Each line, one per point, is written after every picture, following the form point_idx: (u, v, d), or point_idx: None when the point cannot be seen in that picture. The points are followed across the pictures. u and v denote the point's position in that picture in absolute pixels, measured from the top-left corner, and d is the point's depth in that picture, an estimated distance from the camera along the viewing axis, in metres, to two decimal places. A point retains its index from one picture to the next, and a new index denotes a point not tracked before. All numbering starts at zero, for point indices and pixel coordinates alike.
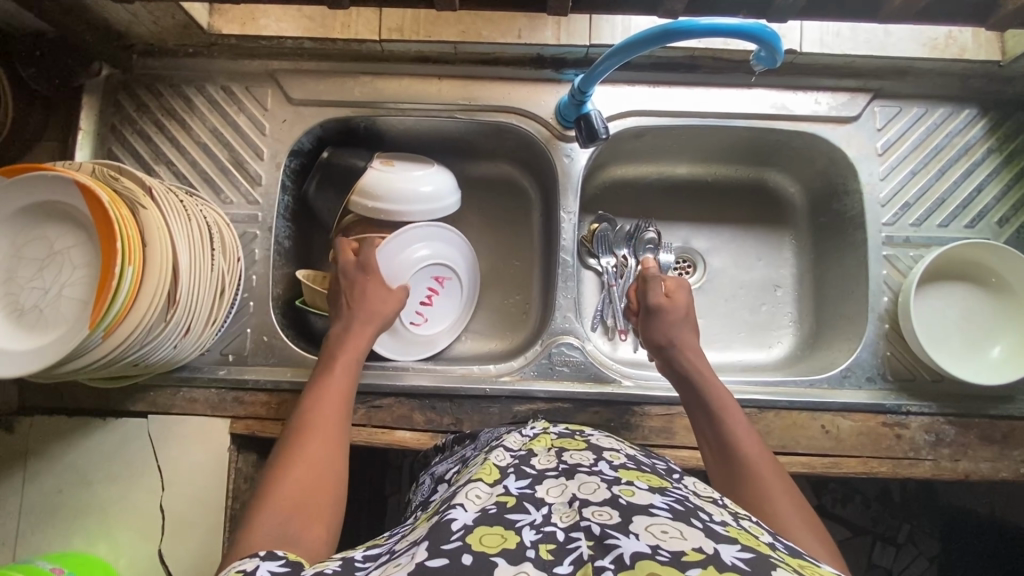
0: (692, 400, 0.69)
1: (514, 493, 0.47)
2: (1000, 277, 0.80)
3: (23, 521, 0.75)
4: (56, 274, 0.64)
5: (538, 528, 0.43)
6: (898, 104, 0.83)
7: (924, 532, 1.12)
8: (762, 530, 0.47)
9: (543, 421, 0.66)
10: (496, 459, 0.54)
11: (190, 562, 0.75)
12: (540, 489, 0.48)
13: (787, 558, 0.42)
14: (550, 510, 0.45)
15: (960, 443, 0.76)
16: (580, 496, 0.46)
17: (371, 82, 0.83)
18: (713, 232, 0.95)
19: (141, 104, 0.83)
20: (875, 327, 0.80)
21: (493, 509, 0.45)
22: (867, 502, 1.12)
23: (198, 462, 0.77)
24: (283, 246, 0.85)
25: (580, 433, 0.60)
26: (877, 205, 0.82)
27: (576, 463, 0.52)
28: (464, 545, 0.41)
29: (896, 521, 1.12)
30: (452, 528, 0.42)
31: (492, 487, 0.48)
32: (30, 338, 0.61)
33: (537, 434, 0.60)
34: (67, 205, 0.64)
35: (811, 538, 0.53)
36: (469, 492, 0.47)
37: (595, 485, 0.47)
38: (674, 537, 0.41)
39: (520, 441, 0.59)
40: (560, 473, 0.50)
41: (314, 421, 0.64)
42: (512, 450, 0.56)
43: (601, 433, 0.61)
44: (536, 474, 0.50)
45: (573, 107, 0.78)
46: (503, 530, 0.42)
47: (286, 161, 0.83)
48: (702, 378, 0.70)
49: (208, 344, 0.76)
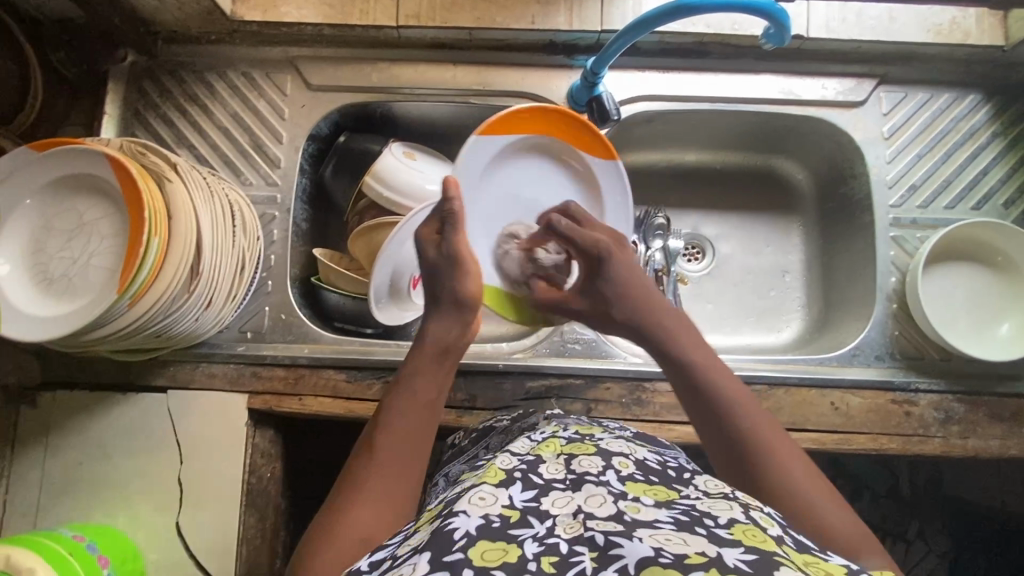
0: (677, 378, 0.63)
1: (519, 507, 0.48)
2: (1005, 255, 0.80)
3: (46, 494, 0.77)
4: (85, 243, 0.66)
5: (540, 540, 0.44)
6: (904, 90, 0.85)
7: (933, 529, 1.11)
8: (772, 521, 0.47)
9: (553, 422, 0.66)
10: (502, 462, 0.54)
11: (207, 535, 0.76)
12: (545, 501, 0.48)
13: (791, 554, 0.44)
14: (553, 523, 0.46)
15: (970, 420, 0.77)
16: (585, 508, 0.47)
17: (388, 69, 0.85)
18: (722, 219, 0.97)
19: (165, 89, 0.85)
20: (883, 307, 0.81)
21: (496, 523, 0.46)
22: (876, 498, 1.12)
23: (216, 436, 0.78)
24: (300, 228, 0.87)
25: (590, 436, 0.60)
26: (885, 186, 0.83)
27: (584, 471, 0.52)
28: (463, 558, 0.42)
29: (905, 517, 1.11)
30: (455, 537, 0.43)
31: (497, 491, 0.49)
32: (57, 305, 0.63)
33: (546, 438, 0.60)
34: (92, 178, 0.66)
35: (838, 517, 0.52)
36: (474, 495, 0.48)
37: (601, 498, 0.48)
38: (677, 543, 0.42)
39: (528, 445, 0.58)
40: (567, 485, 0.50)
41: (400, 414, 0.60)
42: (519, 455, 0.56)
43: (611, 436, 0.60)
44: (543, 485, 0.50)
45: (585, 89, 0.79)
46: (504, 545, 0.43)
47: (304, 145, 0.86)
48: (678, 346, 0.64)
49: (227, 320, 0.78)
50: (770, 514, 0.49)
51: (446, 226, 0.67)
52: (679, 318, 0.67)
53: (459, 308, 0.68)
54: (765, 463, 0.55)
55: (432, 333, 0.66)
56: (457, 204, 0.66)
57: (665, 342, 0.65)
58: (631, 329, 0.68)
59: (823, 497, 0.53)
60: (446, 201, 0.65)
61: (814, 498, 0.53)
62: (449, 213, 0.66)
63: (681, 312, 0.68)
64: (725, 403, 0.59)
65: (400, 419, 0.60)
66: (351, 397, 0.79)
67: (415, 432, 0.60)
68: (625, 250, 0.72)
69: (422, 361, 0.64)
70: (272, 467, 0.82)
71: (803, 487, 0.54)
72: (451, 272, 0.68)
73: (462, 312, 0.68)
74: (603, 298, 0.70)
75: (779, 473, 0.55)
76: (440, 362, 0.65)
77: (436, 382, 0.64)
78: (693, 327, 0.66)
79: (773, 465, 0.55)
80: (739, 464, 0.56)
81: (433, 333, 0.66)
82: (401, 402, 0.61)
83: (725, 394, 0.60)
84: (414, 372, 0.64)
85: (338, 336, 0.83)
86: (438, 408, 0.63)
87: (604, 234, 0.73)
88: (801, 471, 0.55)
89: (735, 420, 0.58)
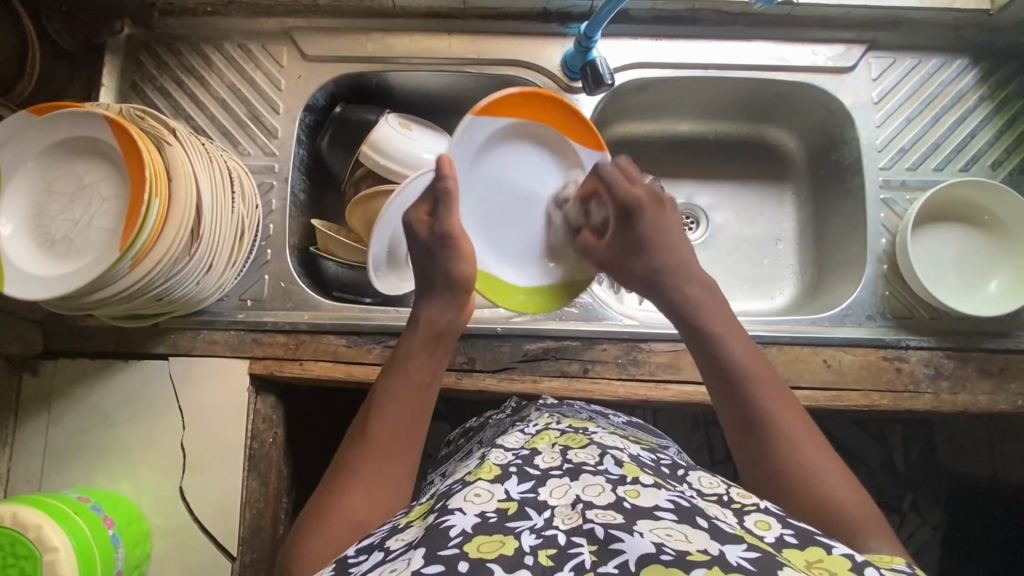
0: (698, 348, 0.64)
1: (515, 499, 0.48)
2: (992, 214, 0.82)
3: (50, 461, 0.78)
4: (86, 206, 0.66)
5: (538, 532, 0.45)
6: (892, 55, 0.86)
7: (928, 501, 1.12)
8: (770, 522, 0.48)
9: (546, 415, 0.67)
10: (497, 457, 0.54)
11: (211, 499, 0.77)
12: (543, 492, 0.49)
13: (791, 554, 0.45)
14: (551, 514, 0.47)
15: (959, 375, 0.78)
16: (583, 498, 0.47)
17: (383, 39, 0.86)
18: (715, 189, 0.98)
19: (162, 62, 0.86)
20: (874, 267, 0.82)
21: (493, 518, 0.46)
22: (871, 471, 1.13)
23: (219, 402, 0.79)
24: (298, 198, 0.87)
25: (584, 429, 0.61)
26: (874, 150, 0.85)
27: (580, 462, 0.53)
28: (460, 552, 0.43)
29: (899, 490, 1.13)
30: (450, 535, 0.44)
31: (493, 486, 0.49)
32: (58, 265, 0.63)
33: (539, 431, 0.61)
34: (92, 141, 0.66)
35: (844, 491, 0.55)
36: (470, 492, 0.48)
37: (600, 487, 0.49)
38: (678, 539, 0.43)
39: (521, 439, 0.60)
40: (564, 473, 0.51)
41: (393, 398, 0.62)
42: (514, 449, 0.57)
43: (604, 430, 0.62)
44: (539, 475, 0.51)
45: (579, 56, 0.82)
46: (501, 537, 0.44)
47: (301, 115, 0.86)
48: (703, 315, 0.65)
49: (226, 288, 0.79)
50: (765, 512, 0.49)
51: (441, 207, 0.67)
52: (704, 287, 0.68)
53: (454, 290, 0.68)
54: (769, 430, 0.58)
55: (426, 316, 0.67)
56: (451, 183, 0.66)
57: (687, 305, 0.67)
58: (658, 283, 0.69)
59: (826, 469, 0.56)
60: (440, 179, 0.66)
61: (818, 469, 0.56)
62: (443, 192, 0.66)
63: (710, 282, 0.68)
64: (743, 371, 0.61)
65: (394, 402, 0.62)
66: (352, 361, 0.80)
67: (408, 416, 0.61)
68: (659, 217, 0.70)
69: (416, 344, 0.66)
70: (275, 433, 0.82)
71: (806, 456, 0.57)
72: (446, 251, 0.67)
73: (455, 292, 0.68)
74: (635, 251, 0.70)
75: (781, 444, 0.57)
76: (433, 346, 0.66)
77: (429, 366, 0.65)
78: (719, 297, 0.68)
79: (782, 432, 0.58)
80: (744, 428, 0.59)
81: (428, 316, 0.67)
82: (393, 386, 0.63)
83: (746, 356, 0.62)
84: (409, 355, 0.65)
85: (337, 303, 0.84)
86: (431, 389, 0.65)
87: (642, 193, 0.70)
88: (803, 432, 0.58)
89: (752, 382, 0.60)
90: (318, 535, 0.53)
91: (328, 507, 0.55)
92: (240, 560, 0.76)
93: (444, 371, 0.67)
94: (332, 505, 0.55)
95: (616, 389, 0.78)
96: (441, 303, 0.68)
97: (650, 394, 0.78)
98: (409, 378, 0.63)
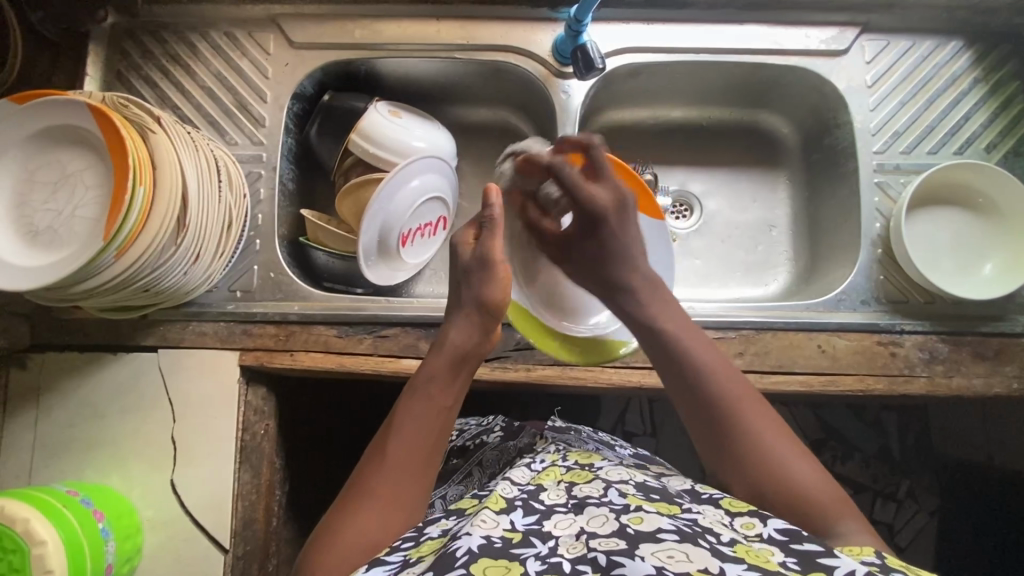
0: (651, 346, 0.65)
1: (520, 529, 0.49)
2: (985, 197, 0.81)
3: (39, 455, 0.77)
4: (70, 195, 0.65)
5: (543, 559, 0.45)
6: (886, 38, 0.85)
7: (922, 488, 1.12)
8: (774, 548, 0.47)
9: (552, 450, 0.68)
10: (503, 490, 0.56)
11: (203, 491, 0.76)
12: (548, 524, 0.50)
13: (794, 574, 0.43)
14: (556, 543, 0.47)
15: (953, 359, 0.78)
16: (587, 529, 0.47)
17: (371, 25, 0.85)
18: (708, 175, 0.97)
19: (147, 51, 0.85)
20: (868, 252, 0.82)
21: (499, 543, 0.46)
22: (867, 460, 1.13)
23: (209, 395, 0.78)
24: (287, 187, 0.86)
25: (590, 466, 0.61)
26: (868, 134, 0.84)
27: (585, 496, 0.53)
28: (464, 573, 0.43)
29: (895, 477, 1.13)
30: (457, 554, 0.44)
31: (499, 516, 0.50)
32: (41, 255, 0.62)
33: (545, 468, 0.61)
34: (76, 129, 0.65)
35: (819, 486, 0.56)
36: (477, 520, 0.49)
37: (603, 518, 0.49)
38: (679, 560, 0.42)
39: (529, 475, 0.60)
40: (569, 508, 0.52)
41: (413, 420, 0.61)
42: (521, 484, 0.57)
43: (611, 465, 0.62)
44: (544, 510, 0.52)
45: (570, 40, 0.81)
46: (507, 562, 0.44)
47: (289, 103, 0.85)
48: (647, 311, 0.67)
49: (216, 278, 0.78)
50: (768, 541, 0.49)
51: (483, 230, 0.69)
52: (648, 281, 0.69)
53: (482, 313, 0.67)
54: (730, 421, 0.58)
55: (450, 339, 0.65)
56: (497, 211, 0.69)
57: (636, 305, 0.68)
58: (614, 288, 0.69)
59: (792, 456, 0.57)
60: (487, 207, 0.69)
61: (785, 458, 0.57)
62: (488, 219, 0.69)
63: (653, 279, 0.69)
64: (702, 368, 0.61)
65: (411, 425, 0.60)
66: (343, 352, 0.79)
67: (426, 440, 0.60)
68: (621, 217, 0.71)
69: (439, 367, 0.64)
70: (267, 424, 0.81)
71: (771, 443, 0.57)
72: (481, 274, 0.68)
73: (481, 318, 0.67)
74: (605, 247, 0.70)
75: (744, 434, 0.58)
76: (456, 371, 0.64)
77: (450, 390, 0.64)
78: (666, 292, 0.69)
79: (751, 433, 0.58)
80: (706, 424, 0.60)
81: (452, 339, 0.65)
82: (412, 407, 0.61)
83: (699, 351, 0.62)
84: (430, 377, 0.63)
85: (328, 294, 0.83)
86: (450, 414, 0.63)
87: (607, 196, 0.71)
88: (770, 429, 0.58)
89: (705, 377, 0.61)
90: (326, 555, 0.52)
91: (337, 524, 0.54)
92: (232, 553, 0.76)
93: (464, 396, 0.65)
94: (343, 524, 0.54)
95: (610, 376, 0.78)
96: (467, 327, 0.66)
97: (644, 381, 0.77)
98: (430, 403, 0.62)
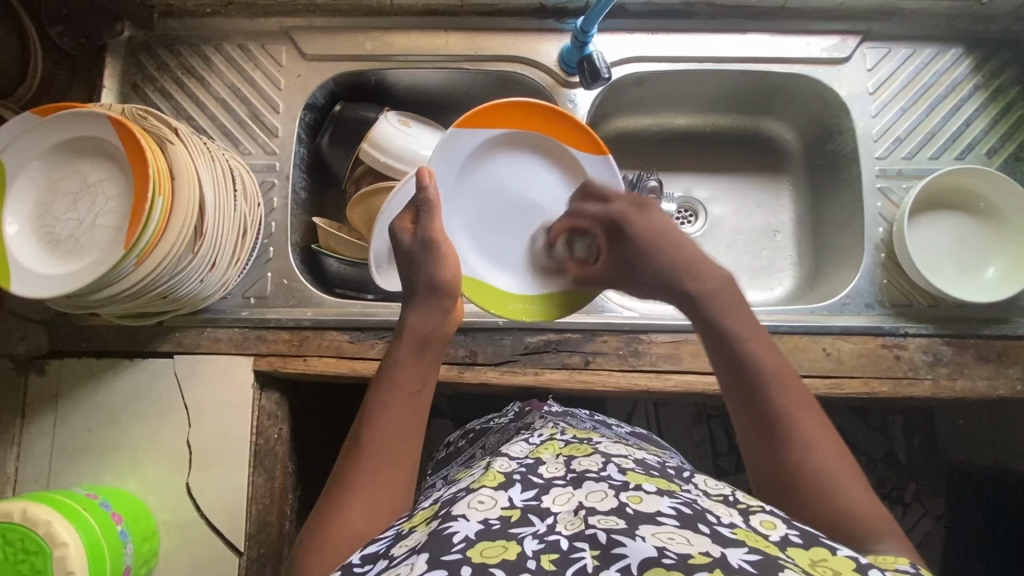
0: (714, 341, 0.60)
1: (519, 506, 0.49)
2: (987, 201, 0.83)
3: (57, 459, 0.79)
4: (90, 204, 0.67)
5: (540, 538, 0.45)
6: (886, 46, 0.87)
7: (929, 491, 1.13)
8: (775, 523, 0.48)
9: (552, 426, 0.68)
10: (501, 465, 0.56)
11: (217, 494, 0.78)
12: (546, 500, 0.50)
13: (796, 554, 0.45)
14: (554, 520, 0.47)
15: (958, 362, 0.79)
16: (586, 505, 0.48)
17: (381, 37, 0.87)
18: (714, 182, 0.99)
19: (163, 63, 0.87)
20: (872, 256, 0.83)
21: (497, 524, 0.47)
22: (873, 463, 1.14)
23: (223, 399, 0.80)
24: (300, 196, 0.88)
25: (589, 439, 0.62)
26: (870, 140, 0.85)
27: (584, 470, 0.54)
28: (463, 557, 0.43)
29: (901, 481, 1.13)
30: (453, 541, 0.44)
31: (497, 493, 0.50)
32: (65, 263, 0.64)
33: (544, 441, 0.62)
34: (95, 139, 0.67)
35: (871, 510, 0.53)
36: (474, 499, 0.49)
37: (603, 493, 0.49)
38: (680, 542, 0.43)
39: (527, 448, 0.60)
40: (568, 482, 0.52)
41: (385, 410, 0.60)
42: (519, 458, 0.58)
43: (609, 440, 0.62)
44: (543, 484, 0.52)
45: (576, 50, 0.82)
46: (504, 542, 0.45)
47: (301, 114, 0.87)
48: (725, 317, 0.61)
49: (231, 284, 0.80)
50: (770, 513, 0.49)
51: (421, 214, 0.67)
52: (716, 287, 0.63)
53: (436, 294, 0.66)
54: (789, 443, 0.55)
55: (410, 325, 0.65)
56: (432, 193, 0.67)
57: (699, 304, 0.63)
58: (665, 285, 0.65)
59: (840, 475, 0.54)
60: (422, 189, 0.66)
61: (839, 483, 0.53)
62: (423, 201, 0.66)
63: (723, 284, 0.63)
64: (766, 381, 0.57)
65: (383, 414, 0.59)
66: (355, 356, 0.80)
67: (402, 428, 0.59)
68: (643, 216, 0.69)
69: (405, 354, 0.63)
70: (279, 428, 0.82)
71: (823, 462, 0.54)
72: (424, 256, 0.66)
73: (438, 298, 0.66)
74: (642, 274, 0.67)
75: (800, 446, 0.54)
76: (420, 354, 0.64)
77: (419, 374, 0.63)
78: (734, 289, 0.63)
79: (807, 455, 0.54)
80: (763, 434, 0.56)
81: (412, 324, 0.64)
82: (380, 400, 0.60)
83: (765, 352, 0.58)
84: (396, 364, 0.63)
85: (339, 300, 0.84)
86: (424, 396, 0.63)
87: (625, 205, 0.70)
88: (828, 452, 0.54)
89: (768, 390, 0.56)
90: (317, 556, 0.53)
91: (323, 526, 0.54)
92: (247, 555, 0.77)
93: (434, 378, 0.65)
94: (329, 523, 0.54)
95: (618, 379, 0.79)
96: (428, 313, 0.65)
97: (650, 385, 0.79)
98: (399, 394, 0.61)
